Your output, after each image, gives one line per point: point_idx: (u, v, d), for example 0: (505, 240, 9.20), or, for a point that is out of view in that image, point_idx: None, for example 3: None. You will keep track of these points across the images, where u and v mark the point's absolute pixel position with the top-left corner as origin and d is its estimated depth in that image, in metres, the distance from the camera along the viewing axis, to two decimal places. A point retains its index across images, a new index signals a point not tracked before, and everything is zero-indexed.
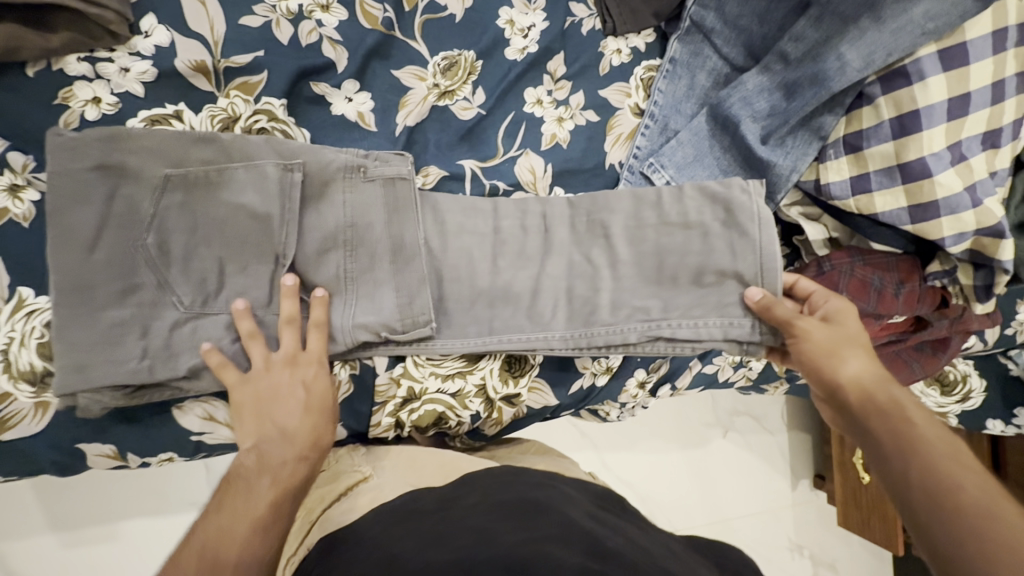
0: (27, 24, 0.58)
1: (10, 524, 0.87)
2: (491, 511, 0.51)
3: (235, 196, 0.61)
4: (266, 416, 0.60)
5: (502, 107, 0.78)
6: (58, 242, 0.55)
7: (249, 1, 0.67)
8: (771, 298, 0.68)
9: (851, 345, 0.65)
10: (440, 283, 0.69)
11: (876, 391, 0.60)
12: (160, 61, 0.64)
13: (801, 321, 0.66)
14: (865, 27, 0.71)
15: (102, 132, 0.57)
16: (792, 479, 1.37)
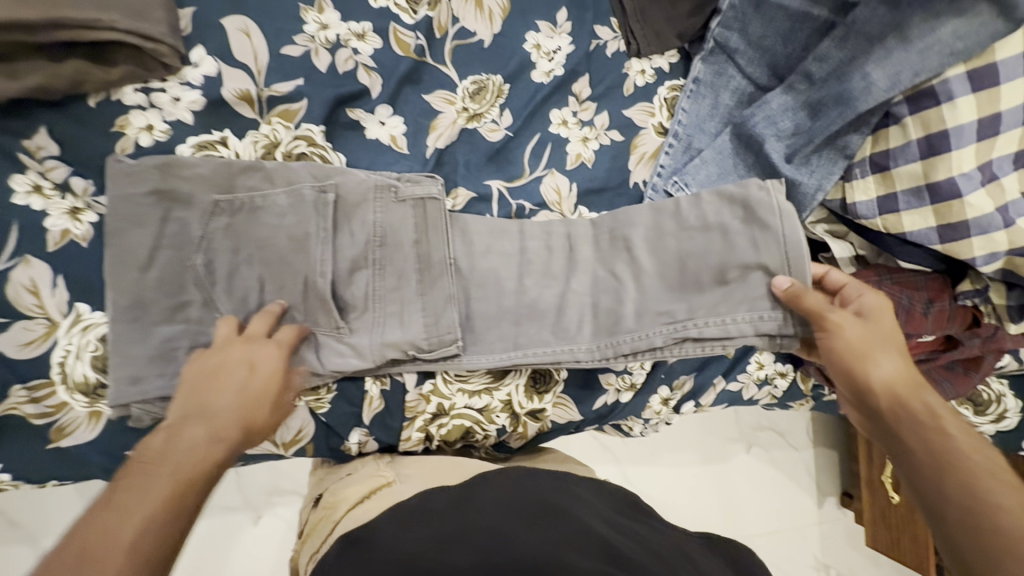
0: (91, 60, 0.64)
1: (56, 524, 0.92)
2: (506, 510, 0.53)
3: (273, 217, 0.64)
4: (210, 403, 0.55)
5: (528, 128, 0.81)
6: (114, 264, 0.59)
7: (291, 32, 0.71)
8: (800, 287, 0.67)
9: (884, 343, 0.63)
10: (466, 301, 0.71)
11: (908, 397, 0.60)
12: (208, 91, 0.68)
13: (833, 313, 0.65)
14: (892, 47, 0.70)
15: (157, 160, 0.61)
16: (818, 496, 1.35)
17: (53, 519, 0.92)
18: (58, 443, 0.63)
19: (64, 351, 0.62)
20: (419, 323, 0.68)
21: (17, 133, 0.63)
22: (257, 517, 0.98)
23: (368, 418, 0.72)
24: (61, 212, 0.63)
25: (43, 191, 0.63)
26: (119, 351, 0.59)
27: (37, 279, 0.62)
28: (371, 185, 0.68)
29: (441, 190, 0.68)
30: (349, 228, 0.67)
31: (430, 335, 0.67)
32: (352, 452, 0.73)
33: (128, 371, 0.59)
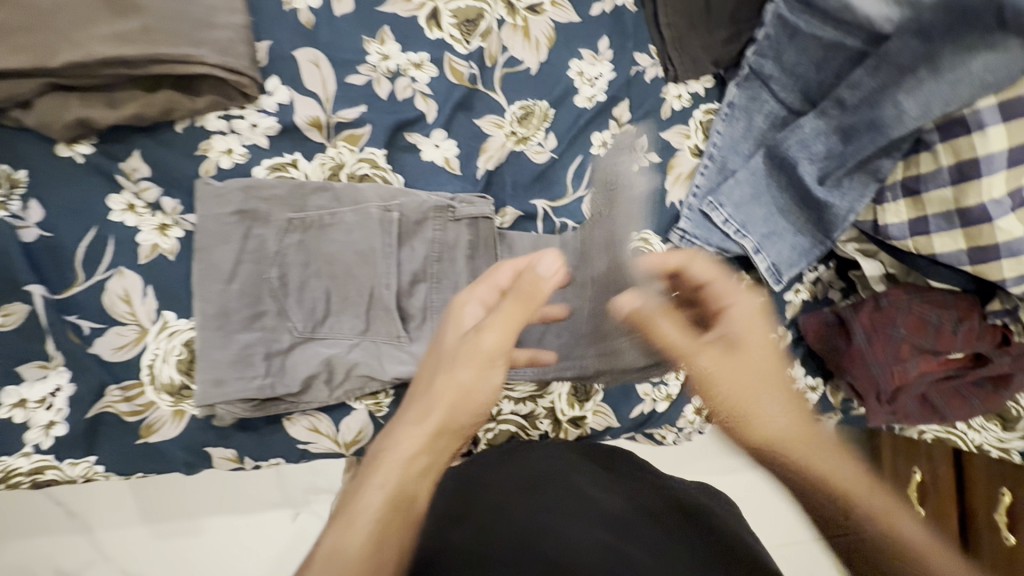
0: (180, 90, 0.69)
1: (110, 514, 0.96)
2: (523, 495, 0.58)
3: (340, 234, 0.69)
4: (431, 385, 0.57)
5: (571, 150, 0.85)
6: (202, 277, 0.66)
7: (355, 62, 0.77)
8: (641, 313, 0.64)
9: (767, 380, 0.62)
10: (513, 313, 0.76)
11: (788, 444, 0.57)
12: (282, 117, 0.74)
13: (701, 358, 0.62)
14: (923, 77, 0.73)
15: (241, 182, 0.67)
16: None
17: (109, 509, 0.96)
18: (147, 438, 0.69)
19: (153, 354, 0.68)
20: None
21: (115, 156, 0.69)
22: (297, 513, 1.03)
23: None
24: (152, 228, 0.70)
25: (137, 209, 0.70)
26: (204, 356, 0.65)
27: (130, 289, 0.69)
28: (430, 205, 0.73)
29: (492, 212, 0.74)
30: (410, 241, 0.73)
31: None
32: None
33: (212, 374, 0.65)
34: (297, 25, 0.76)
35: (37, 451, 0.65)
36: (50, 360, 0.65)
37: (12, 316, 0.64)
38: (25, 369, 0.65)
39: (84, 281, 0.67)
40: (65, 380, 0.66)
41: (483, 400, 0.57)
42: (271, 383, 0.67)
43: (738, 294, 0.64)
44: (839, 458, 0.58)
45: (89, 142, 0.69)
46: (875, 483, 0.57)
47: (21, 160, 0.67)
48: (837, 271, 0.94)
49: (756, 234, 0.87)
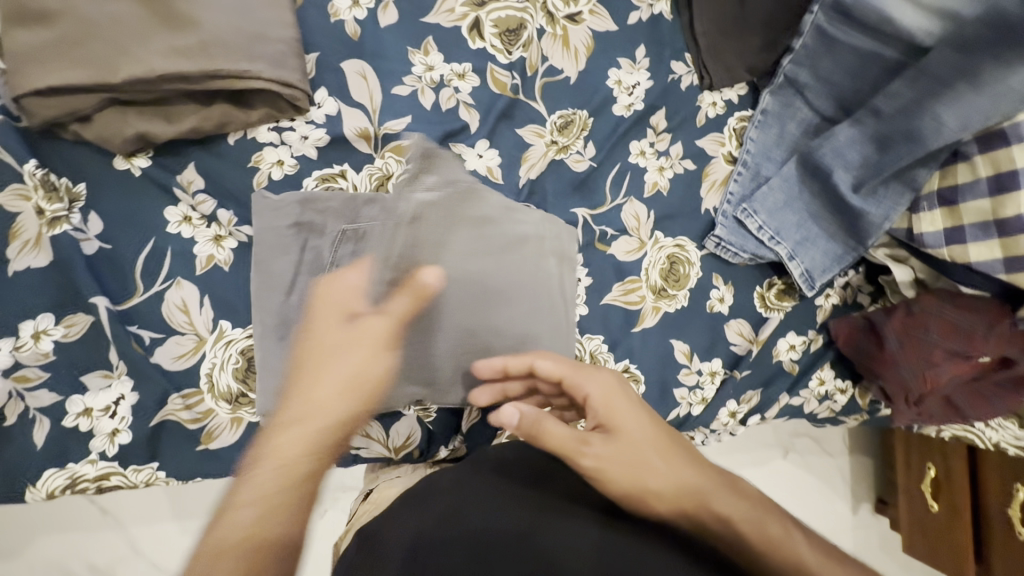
0: (234, 103, 0.71)
1: (140, 509, 0.92)
2: (498, 497, 0.55)
3: (357, 247, 0.68)
4: (320, 373, 0.50)
5: (610, 158, 0.86)
6: (263, 288, 0.68)
7: (400, 73, 0.79)
8: (532, 418, 0.57)
9: (638, 450, 0.56)
10: (477, 319, 0.70)
11: (691, 505, 0.53)
12: (331, 128, 0.75)
13: (585, 456, 0.55)
14: (962, 90, 0.74)
15: (297, 196, 0.70)
16: (853, 502, 1.39)
17: (142, 505, 0.92)
18: (207, 445, 0.71)
19: (213, 358, 0.70)
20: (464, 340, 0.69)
21: (171, 168, 0.71)
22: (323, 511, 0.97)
23: (466, 426, 0.79)
24: (207, 239, 0.72)
25: (192, 220, 0.71)
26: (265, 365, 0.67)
27: (187, 299, 0.70)
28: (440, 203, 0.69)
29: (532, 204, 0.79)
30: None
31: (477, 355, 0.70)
32: (446, 457, 0.79)
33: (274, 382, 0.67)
34: (344, 37, 0.77)
35: (102, 458, 0.67)
36: (113, 370, 0.67)
37: (75, 326, 0.66)
38: (89, 378, 0.67)
39: (143, 292, 0.69)
40: (127, 389, 0.68)
41: (373, 391, 0.52)
42: None
43: (591, 376, 0.61)
44: (716, 519, 0.52)
45: (146, 155, 0.70)
46: (779, 533, 0.52)
47: (81, 174, 0.68)
48: (866, 276, 0.97)
49: (790, 240, 0.89)
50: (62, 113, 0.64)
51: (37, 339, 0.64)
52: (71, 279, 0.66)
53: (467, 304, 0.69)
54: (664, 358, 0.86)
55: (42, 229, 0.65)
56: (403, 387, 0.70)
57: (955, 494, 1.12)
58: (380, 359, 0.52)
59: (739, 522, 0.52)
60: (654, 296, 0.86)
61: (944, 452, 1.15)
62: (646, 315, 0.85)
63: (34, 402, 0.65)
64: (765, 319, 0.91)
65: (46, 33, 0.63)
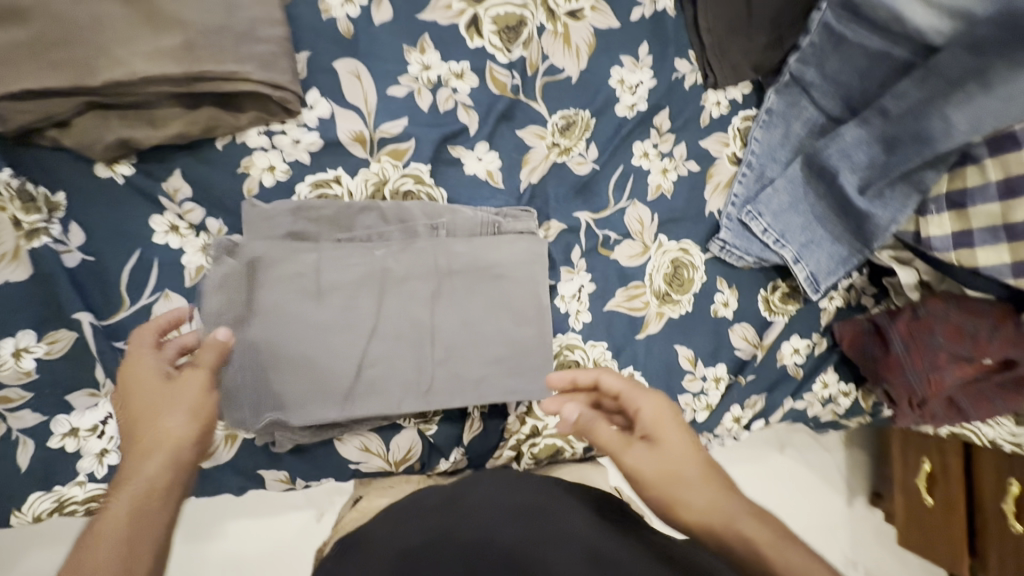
0: (221, 106, 0.67)
1: None
2: (501, 505, 0.54)
3: (288, 281, 0.65)
4: (140, 420, 0.52)
5: (613, 161, 0.84)
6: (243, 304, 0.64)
7: (396, 73, 0.75)
8: (585, 421, 0.60)
9: (681, 468, 0.57)
10: (417, 328, 0.69)
11: (719, 526, 0.53)
12: (325, 131, 0.72)
13: (626, 454, 0.59)
14: (973, 92, 0.72)
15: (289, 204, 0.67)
16: (848, 496, 1.37)
17: None
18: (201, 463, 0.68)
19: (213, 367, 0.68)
20: (401, 384, 0.68)
21: (156, 175, 0.67)
22: (319, 514, 0.92)
23: (467, 438, 0.77)
24: (197, 250, 0.69)
25: (180, 230, 0.68)
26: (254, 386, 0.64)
27: (177, 312, 0.67)
28: (379, 255, 0.68)
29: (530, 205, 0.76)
30: (462, 268, 0.71)
31: (422, 400, 0.69)
32: (446, 469, 0.77)
33: (266, 402, 0.65)
34: (336, 35, 0.74)
35: (91, 480, 0.65)
36: (100, 388, 0.65)
37: (58, 343, 0.63)
38: (75, 397, 0.64)
39: (130, 306, 0.66)
40: None
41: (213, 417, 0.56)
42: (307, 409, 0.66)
43: (644, 395, 0.61)
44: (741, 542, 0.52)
45: (130, 161, 0.66)
46: (803, 562, 0.49)
47: (59, 181, 0.64)
48: (870, 277, 0.95)
49: (795, 243, 0.87)
50: (38, 118, 0.61)
51: (17, 358, 0.61)
52: (55, 293, 0.63)
53: (418, 311, 0.69)
54: (668, 365, 0.84)
55: (19, 242, 0.61)
56: (377, 399, 0.68)
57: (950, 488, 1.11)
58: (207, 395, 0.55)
59: (766, 547, 0.50)
60: (658, 301, 0.84)
61: (940, 448, 1.14)
62: (650, 322, 0.84)
63: (16, 423, 0.62)
64: (770, 323, 0.90)
65: (20, 33, 0.59)
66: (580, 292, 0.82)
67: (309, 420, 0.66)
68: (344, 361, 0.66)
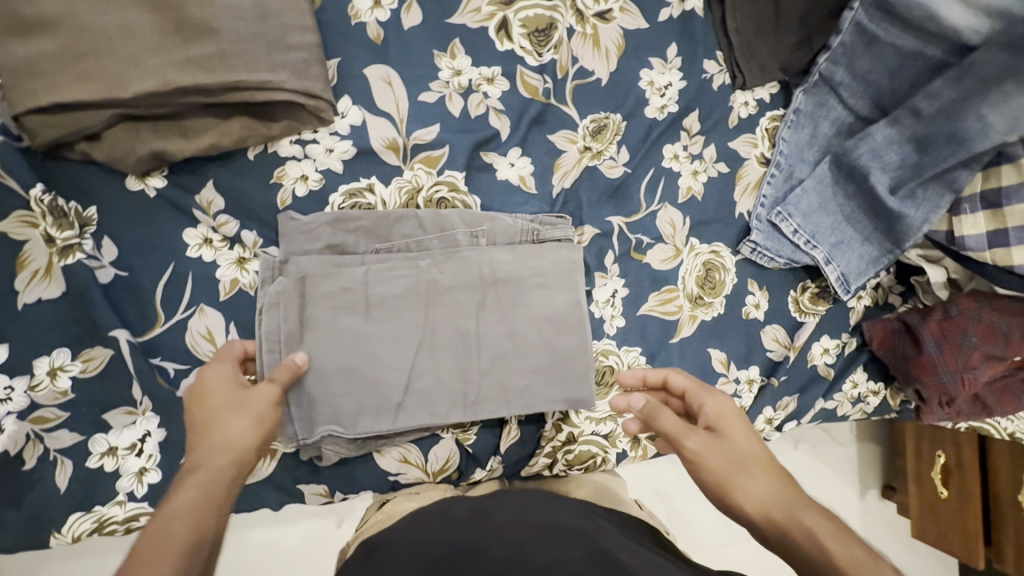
0: (254, 116, 0.66)
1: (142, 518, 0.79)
2: (520, 526, 0.52)
3: (335, 296, 0.66)
4: (206, 426, 0.52)
5: (643, 163, 0.83)
6: (288, 318, 0.65)
7: (427, 79, 0.74)
8: (652, 406, 0.61)
9: (745, 459, 0.55)
10: (465, 338, 0.69)
11: (781, 518, 0.51)
12: (357, 139, 0.71)
13: (689, 439, 0.57)
14: (1010, 90, 0.72)
15: (327, 217, 0.68)
16: (861, 489, 1.28)
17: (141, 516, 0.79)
18: None
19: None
20: (448, 396, 0.68)
21: (189, 188, 0.66)
22: (339, 521, 0.87)
23: (504, 447, 0.76)
24: (230, 263, 0.68)
25: (213, 243, 0.67)
26: (300, 400, 0.65)
27: (212, 326, 0.67)
28: (424, 271, 0.68)
29: (566, 213, 0.75)
30: (505, 277, 0.70)
31: (470, 409, 0.69)
32: (480, 478, 0.76)
33: (313, 415, 0.65)
34: (366, 41, 0.72)
35: (131, 500, 0.64)
36: (137, 406, 0.64)
37: (93, 361, 0.62)
38: (112, 416, 0.63)
39: (165, 322, 0.65)
40: (154, 425, 0.64)
41: (272, 433, 0.55)
42: (355, 421, 0.66)
43: (711, 392, 0.62)
44: (802, 532, 0.49)
45: (161, 174, 0.65)
46: (866, 557, 0.46)
47: (92, 197, 0.63)
48: (897, 275, 0.95)
49: (826, 243, 0.87)
50: (68, 132, 0.59)
51: (53, 377, 0.60)
52: (88, 312, 0.61)
53: (467, 320, 0.69)
54: (702, 368, 0.83)
55: (53, 258, 0.60)
56: (424, 412, 0.68)
57: (968, 488, 1.08)
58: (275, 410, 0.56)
59: (825, 540, 0.47)
60: (691, 304, 0.84)
61: (956, 442, 1.09)
62: (683, 325, 0.83)
63: (54, 442, 0.61)
64: (801, 324, 0.90)
65: (47, 44, 0.58)
66: (614, 297, 0.81)
67: (360, 432, 0.67)
68: (393, 374, 0.67)
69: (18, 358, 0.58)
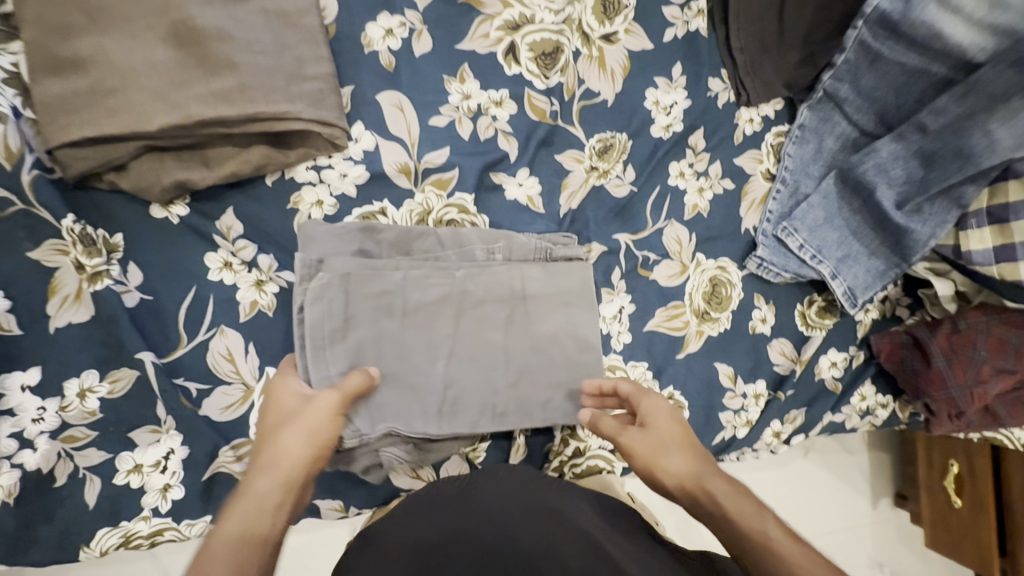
0: (273, 145, 0.68)
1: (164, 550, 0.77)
2: (510, 507, 0.54)
3: (372, 299, 0.67)
4: (265, 446, 0.56)
5: (650, 182, 0.85)
6: (330, 321, 0.66)
7: (437, 103, 0.76)
8: (596, 417, 0.67)
9: (667, 443, 0.60)
10: (495, 350, 0.71)
11: (696, 492, 0.56)
12: (370, 164, 0.73)
13: (623, 437, 0.63)
14: (1018, 107, 0.72)
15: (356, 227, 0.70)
16: (872, 498, 1.27)
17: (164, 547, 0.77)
18: None
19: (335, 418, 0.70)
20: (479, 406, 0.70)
21: (210, 215, 0.69)
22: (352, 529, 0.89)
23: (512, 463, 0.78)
24: (249, 285, 0.70)
25: (233, 266, 0.70)
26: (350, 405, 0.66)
27: (232, 347, 0.69)
28: (452, 285, 0.70)
29: (570, 233, 0.78)
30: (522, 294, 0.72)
31: (499, 419, 0.71)
32: None
33: (363, 419, 0.66)
34: (378, 68, 0.75)
35: (156, 515, 0.66)
36: (161, 425, 0.66)
37: (120, 381, 0.64)
38: (138, 434, 0.65)
39: (187, 343, 0.68)
40: (177, 443, 0.67)
41: (327, 450, 0.58)
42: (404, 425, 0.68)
43: (647, 394, 0.66)
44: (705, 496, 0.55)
45: (184, 202, 0.69)
46: (753, 512, 0.51)
47: (117, 224, 0.67)
48: (904, 288, 0.95)
49: (832, 258, 0.88)
50: (99, 163, 0.63)
51: (82, 398, 0.62)
52: (115, 334, 0.64)
53: (497, 331, 0.71)
54: (708, 382, 0.84)
55: (83, 284, 0.63)
56: (461, 419, 0.70)
57: (982, 498, 1.06)
58: (332, 425, 0.59)
59: (723, 499, 0.53)
60: (697, 320, 0.85)
61: (967, 451, 1.08)
62: (690, 341, 0.84)
63: (83, 460, 0.63)
64: (808, 338, 0.90)
65: (80, 81, 0.61)
66: (620, 313, 0.82)
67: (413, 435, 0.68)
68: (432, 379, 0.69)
69: (50, 380, 0.61)
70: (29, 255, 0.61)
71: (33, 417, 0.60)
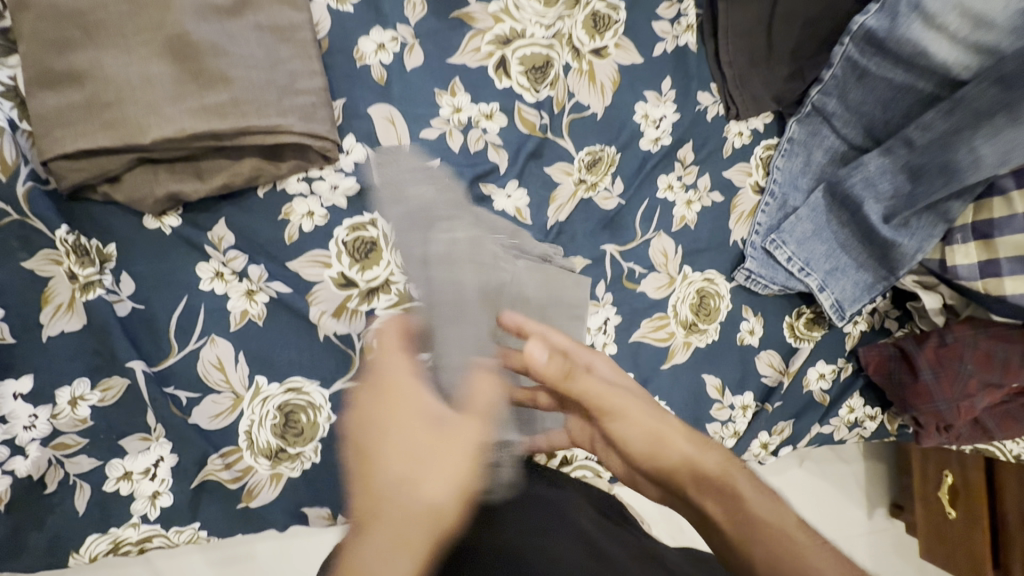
0: (265, 157, 0.69)
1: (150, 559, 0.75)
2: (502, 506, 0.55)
3: (457, 251, 0.59)
4: (378, 486, 0.43)
5: (638, 195, 0.86)
6: (439, 275, 0.57)
7: (428, 116, 0.78)
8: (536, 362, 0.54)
9: (650, 411, 0.59)
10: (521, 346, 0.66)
11: (704, 469, 0.55)
12: (361, 176, 0.74)
13: (579, 380, 0.58)
14: (1002, 124, 0.72)
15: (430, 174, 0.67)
16: (867, 507, 1.27)
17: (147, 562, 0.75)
18: (248, 503, 0.71)
19: (327, 425, 0.72)
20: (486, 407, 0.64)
21: (202, 226, 0.70)
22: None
23: None
24: (240, 294, 0.71)
25: (224, 276, 0.71)
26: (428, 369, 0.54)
27: (222, 356, 0.70)
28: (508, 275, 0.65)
29: (557, 245, 0.78)
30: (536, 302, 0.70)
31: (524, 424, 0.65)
32: None
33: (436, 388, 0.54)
34: (370, 82, 0.76)
35: (145, 522, 0.67)
36: (151, 432, 0.67)
37: (111, 390, 0.65)
38: (128, 441, 0.66)
39: (178, 351, 0.69)
40: (166, 451, 0.68)
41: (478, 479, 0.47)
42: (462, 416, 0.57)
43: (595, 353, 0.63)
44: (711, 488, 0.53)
45: (176, 213, 0.70)
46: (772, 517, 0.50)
47: (110, 235, 0.68)
48: (893, 301, 0.96)
49: (820, 270, 0.88)
50: (93, 175, 0.64)
51: (73, 406, 0.64)
52: (107, 343, 0.65)
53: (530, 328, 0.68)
54: (696, 393, 0.85)
55: (75, 294, 0.64)
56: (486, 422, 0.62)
57: (974, 509, 1.06)
58: (470, 425, 0.48)
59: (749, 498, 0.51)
60: (685, 331, 0.85)
61: (961, 462, 1.09)
62: (677, 352, 0.85)
63: (73, 467, 0.64)
64: (796, 349, 0.91)
65: (76, 95, 0.63)
66: (606, 325, 0.82)
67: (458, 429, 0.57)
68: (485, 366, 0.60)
69: (41, 388, 0.62)
70: (23, 264, 0.62)
71: (26, 424, 0.61)
